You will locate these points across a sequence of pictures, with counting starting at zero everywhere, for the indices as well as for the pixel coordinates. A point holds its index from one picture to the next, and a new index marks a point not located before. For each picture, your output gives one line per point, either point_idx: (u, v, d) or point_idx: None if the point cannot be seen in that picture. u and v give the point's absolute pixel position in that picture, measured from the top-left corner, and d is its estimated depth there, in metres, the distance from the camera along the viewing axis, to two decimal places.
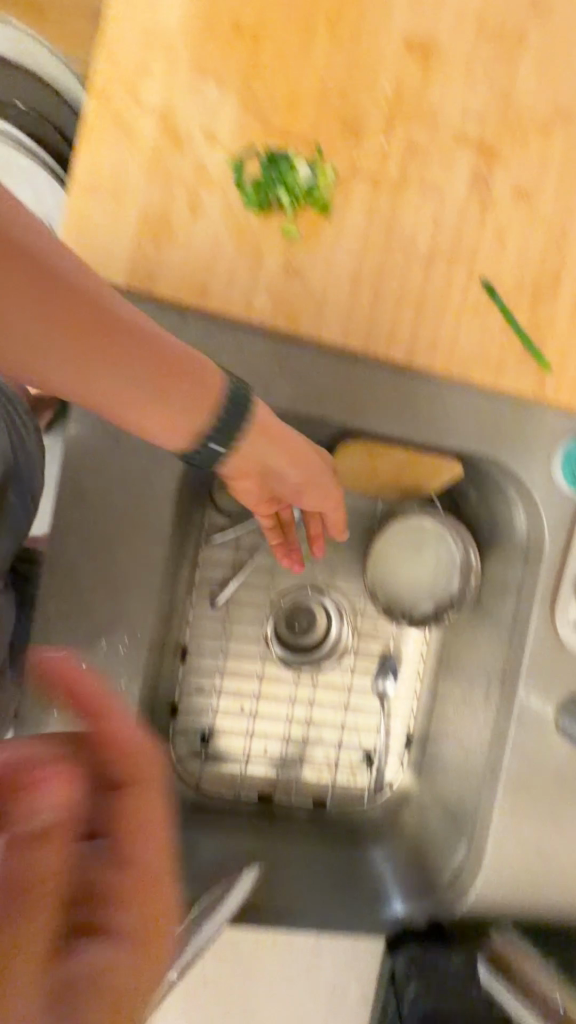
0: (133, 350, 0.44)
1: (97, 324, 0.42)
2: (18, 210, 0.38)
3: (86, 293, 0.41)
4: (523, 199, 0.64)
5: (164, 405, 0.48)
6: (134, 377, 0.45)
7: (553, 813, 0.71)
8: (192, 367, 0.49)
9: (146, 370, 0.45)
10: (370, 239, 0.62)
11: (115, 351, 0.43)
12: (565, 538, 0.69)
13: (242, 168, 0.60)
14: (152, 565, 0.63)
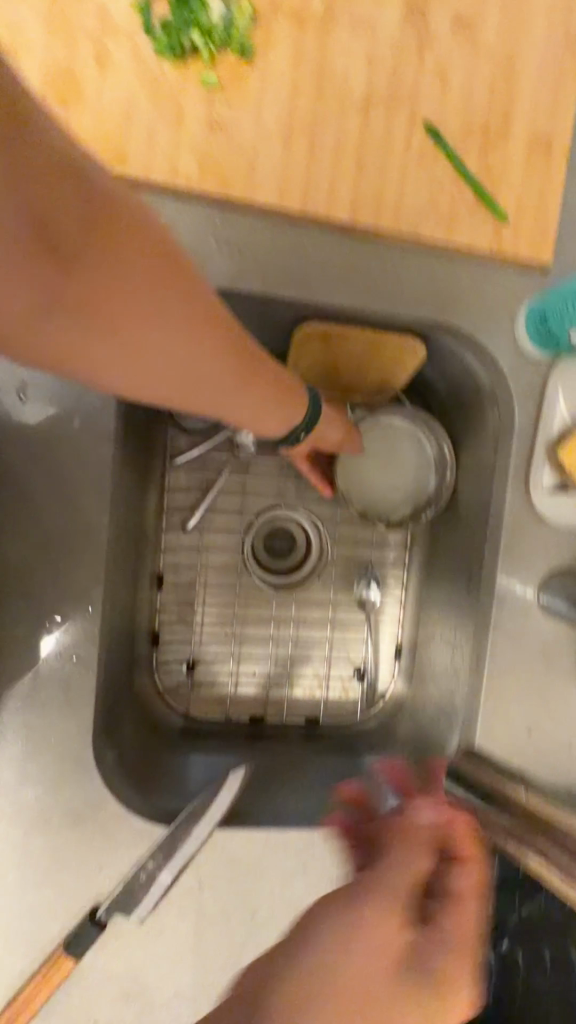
0: (243, 358, 0.42)
1: (225, 340, 0.38)
2: (152, 219, 0.32)
3: (215, 307, 0.37)
4: (464, 30, 0.59)
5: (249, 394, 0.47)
6: (186, 348, 0.36)
7: (541, 691, 0.70)
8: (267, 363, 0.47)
9: (245, 372, 0.44)
10: (299, 85, 0.57)
11: (233, 364, 0.41)
12: (536, 407, 0.65)
13: (151, 13, 0.54)
14: (101, 471, 0.63)
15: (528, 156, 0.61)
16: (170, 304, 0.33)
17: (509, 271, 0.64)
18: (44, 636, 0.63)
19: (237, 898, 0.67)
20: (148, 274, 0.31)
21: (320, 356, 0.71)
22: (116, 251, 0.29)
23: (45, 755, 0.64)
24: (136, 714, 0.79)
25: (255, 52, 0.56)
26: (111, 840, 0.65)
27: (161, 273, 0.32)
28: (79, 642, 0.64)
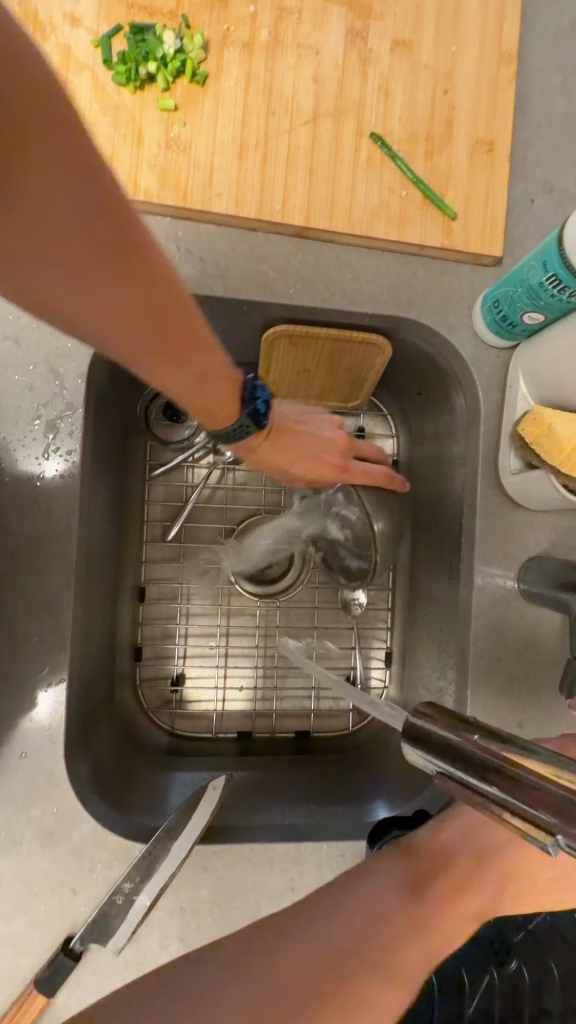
0: (146, 313, 0.39)
1: (116, 273, 0.35)
2: (62, 111, 0.27)
3: (109, 236, 0.33)
4: (403, 50, 0.63)
5: (156, 354, 0.43)
6: (93, 268, 0.34)
7: (530, 683, 0.67)
8: (193, 338, 0.43)
9: (149, 327, 0.40)
10: (250, 104, 0.61)
11: (127, 306, 0.37)
12: (499, 393, 0.67)
13: (110, 47, 0.59)
14: (73, 479, 0.63)
15: (472, 159, 0.64)
16: (75, 207, 0.30)
17: (463, 266, 0.66)
18: (15, 643, 0.62)
19: (223, 926, 0.63)
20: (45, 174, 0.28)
21: (289, 358, 0.72)
22: None
23: (14, 772, 0.61)
24: (117, 731, 0.76)
25: (208, 77, 0.60)
26: (86, 864, 0.61)
27: (68, 170, 0.29)
28: (51, 648, 0.62)
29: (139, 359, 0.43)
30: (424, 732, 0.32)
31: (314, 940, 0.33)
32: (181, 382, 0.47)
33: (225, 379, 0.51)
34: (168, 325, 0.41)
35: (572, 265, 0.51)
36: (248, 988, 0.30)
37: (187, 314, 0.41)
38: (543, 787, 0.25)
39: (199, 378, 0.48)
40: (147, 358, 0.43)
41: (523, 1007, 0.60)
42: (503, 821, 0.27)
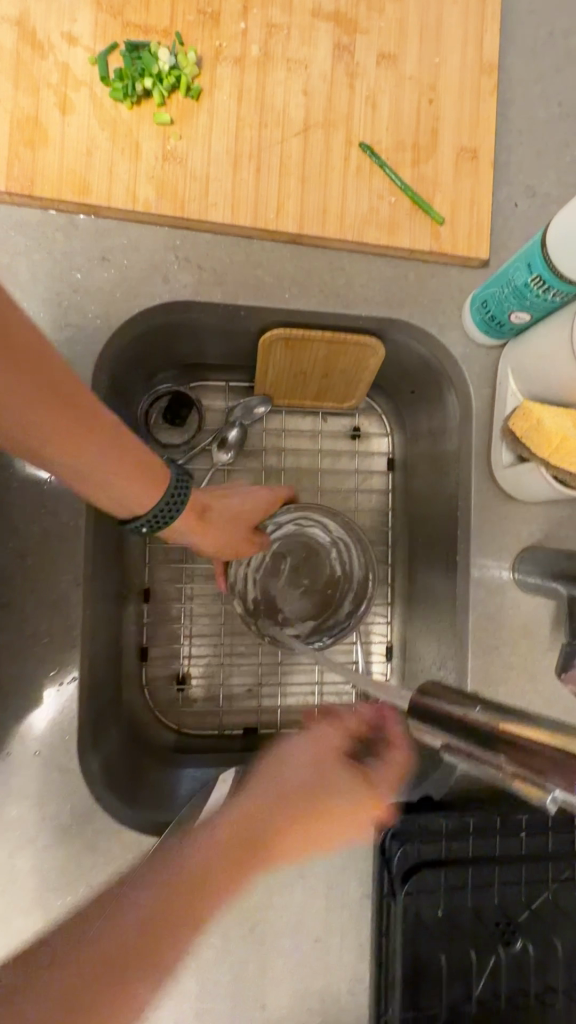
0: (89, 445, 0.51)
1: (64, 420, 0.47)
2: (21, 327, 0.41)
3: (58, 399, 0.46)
4: (388, 62, 0.66)
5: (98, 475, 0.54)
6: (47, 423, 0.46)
7: (527, 670, 0.70)
8: (127, 455, 0.55)
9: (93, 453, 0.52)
10: (243, 117, 0.64)
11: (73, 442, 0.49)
12: (490, 388, 0.69)
13: (107, 63, 0.61)
14: None
15: (458, 166, 0.67)
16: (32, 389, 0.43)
17: (452, 267, 0.69)
18: (25, 642, 0.63)
19: (235, 915, 0.64)
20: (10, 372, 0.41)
21: (285, 361, 0.74)
22: None
23: (28, 769, 0.62)
24: (125, 729, 0.77)
25: (202, 91, 0.63)
26: (100, 856, 0.63)
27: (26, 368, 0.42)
28: (60, 647, 0.64)
29: (54, 447, 0.49)
30: (429, 707, 0.33)
31: (221, 836, 0.50)
32: (99, 461, 0.53)
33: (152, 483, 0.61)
34: (68, 408, 0.47)
35: (555, 266, 0.53)
36: (175, 869, 0.45)
37: (120, 440, 0.54)
38: (542, 750, 0.27)
39: (117, 458, 0.54)
40: (63, 442, 0.49)
41: (529, 986, 0.62)
42: (507, 784, 0.29)
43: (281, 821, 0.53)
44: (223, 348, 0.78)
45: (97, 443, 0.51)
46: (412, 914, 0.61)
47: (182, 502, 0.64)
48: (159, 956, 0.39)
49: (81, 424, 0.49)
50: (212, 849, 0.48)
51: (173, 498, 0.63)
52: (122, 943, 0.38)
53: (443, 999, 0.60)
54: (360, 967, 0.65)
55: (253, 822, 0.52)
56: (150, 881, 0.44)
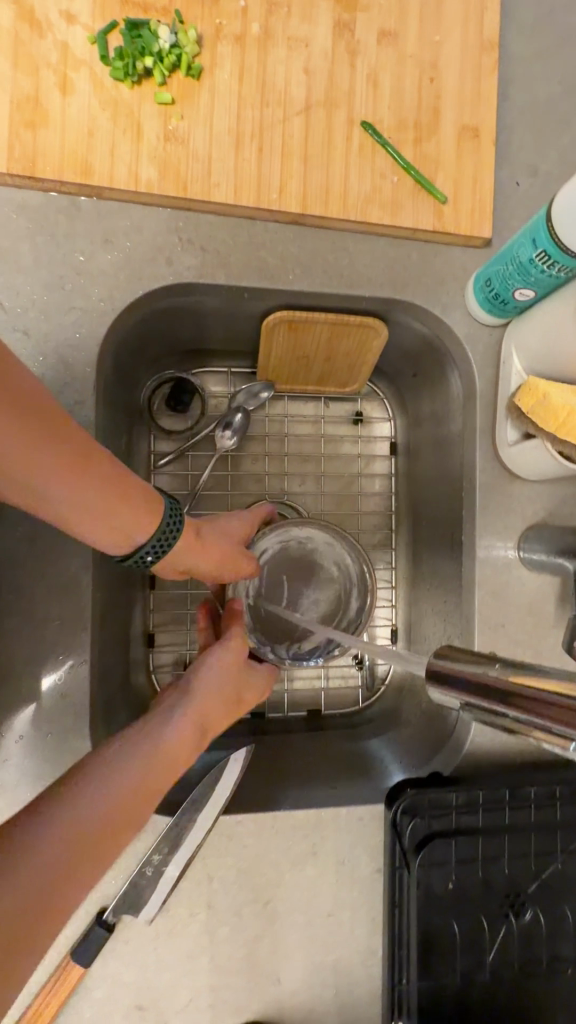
0: (77, 481, 0.46)
1: (44, 452, 0.42)
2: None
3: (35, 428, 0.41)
4: (389, 40, 0.65)
5: (95, 514, 0.49)
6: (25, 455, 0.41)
7: (533, 647, 0.70)
8: (121, 491, 0.50)
9: (83, 491, 0.46)
10: (245, 96, 0.63)
11: (60, 476, 0.44)
12: (494, 368, 0.69)
13: (106, 42, 0.60)
14: None
15: (459, 145, 0.67)
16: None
17: (455, 248, 0.69)
18: (36, 626, 0.64)
19: (249, 892, 0.65)
20: None
21: (288, 344, 0.74)
22: None
23: (41, 751, 0.63)
24: (135, 714, 0.77)
25: (203, 71, 0.62)
26: None
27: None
28: (71, 631, 0.64)
29: (33, 480, 0.43)
30: (447, 670, 0.34)
31: (137, 757, 0.44)
32: (87, 501, 0.47)
33: (143, 517, 0.53)
34: (47, 436, 0.42)
35: (560, 240, 0.54)
36: (85, 804, 0.39)
37: (112, 473, 0.48)
38: (563, 699, 0.27)
39: (112, 501, 0.49)
40: (42, 475, 0.43)
41: (539, 955, 0.63)
42: (528, 736, 0.30)
43: (191, 739, 0.49)
44: (226, 333, 0.78)
45: (84, 479, 0.46)
46: (424, 886, 0.62)
47: (175, 534, 0.56)
48: (77, 887, 0.36)
49: (63, 456, 0.43)
50: (131, 777, 0.42)
51: (164, 534, 0.55)
52: (34, 892, 0.33)
53: (455, 968, 0.61)
54: (372, 941, 0.66)
55: (168, 748, 0.47)
56: (56, 811, 0.37)
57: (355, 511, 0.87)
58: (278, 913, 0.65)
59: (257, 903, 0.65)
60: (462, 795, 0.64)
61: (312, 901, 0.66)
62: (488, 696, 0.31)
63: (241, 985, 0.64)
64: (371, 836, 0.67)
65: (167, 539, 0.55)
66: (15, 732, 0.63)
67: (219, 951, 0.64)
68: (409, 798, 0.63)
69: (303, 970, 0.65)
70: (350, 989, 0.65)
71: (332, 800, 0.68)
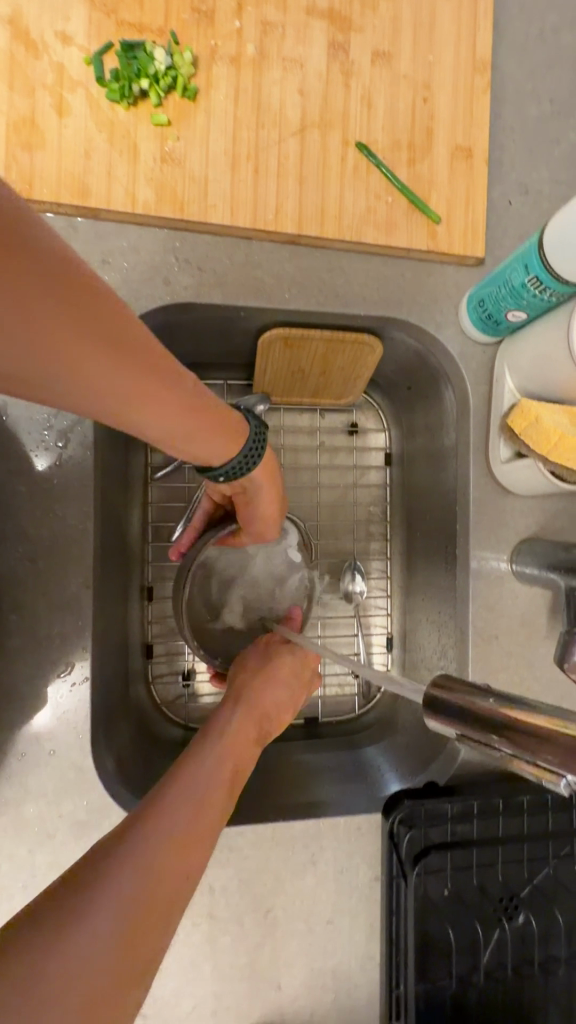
0: (189, 407, 0.44)
1: (167, 385, 0.40)
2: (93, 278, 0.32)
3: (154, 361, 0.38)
4: (382, 61, 0.66)
5: (200, 434, 0.48)
6: (151, 391, 0.39)
7: (526, 655, 0.72)
8: (214, 408, 0.49)
9: (193, 414, 0.45)
10: (240, 117, 0.64)
11: (179, 402, 0.42)
12: (487, 383, 0.71)
13: (102, 64, 0.61)
14: (85, 488, 0.66)
15: (452, 166, 0.68)
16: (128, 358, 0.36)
17: (448, 266, 0.70)
18: (38, 644, 0.64)
19: (250, 900, 0.66)
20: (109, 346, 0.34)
21: (284, 359, 0.74)
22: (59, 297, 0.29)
23: (44, 769, 0.64)
24: (135, 727, 0.78)
25: (199, 91, 0.62)
26: None
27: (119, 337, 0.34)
28: (73, 648, 0.65)
29: (156, 415, 0.41)
30: (443, 700, 0.35)
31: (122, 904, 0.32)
32: (164, 406, 0.41)
33: (225, 429, 0.51)
34: (156, 361, 0.38)
35: (551, 267, 0.55)
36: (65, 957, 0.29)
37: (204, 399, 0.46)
38: (558, 736, 0.29)
39: (209, 423, 0.48)
40: (159, 405, 0.41)
41: (532, 956, 0.65)
42: (521, 768, 0.31)
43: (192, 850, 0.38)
44: (223, 347, 0.78)
45: (174, 394, 0.41)
46: (421, 893, 0.64)
47: (258, 458, 0.56)
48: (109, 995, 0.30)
49: (162, 374, 0.39)
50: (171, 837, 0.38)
51: (250, 454, 0.55)
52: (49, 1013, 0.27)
53: (451, 972, 0.64)
54: (370, 945, 0.68)
55: (165, 879, 0.35)
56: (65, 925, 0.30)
57: (350, 521, 0.88)
58: (278, 921, 0.66)
59: (258, 912, 0.66)
60: (457, 801, 0.66)
61: (312, 908, 0.67)
62: (484, 730, 0.32)
63: (242, 989, 0.65)
64: (369, 843, 0.68)
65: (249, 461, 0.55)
66: (17, 750, 0.63)
67: (220, 959, 0.65)
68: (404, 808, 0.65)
69: (302, 975, 0.66)
70: (349, 993, 0.67)
71: (329, 809, 0.69)
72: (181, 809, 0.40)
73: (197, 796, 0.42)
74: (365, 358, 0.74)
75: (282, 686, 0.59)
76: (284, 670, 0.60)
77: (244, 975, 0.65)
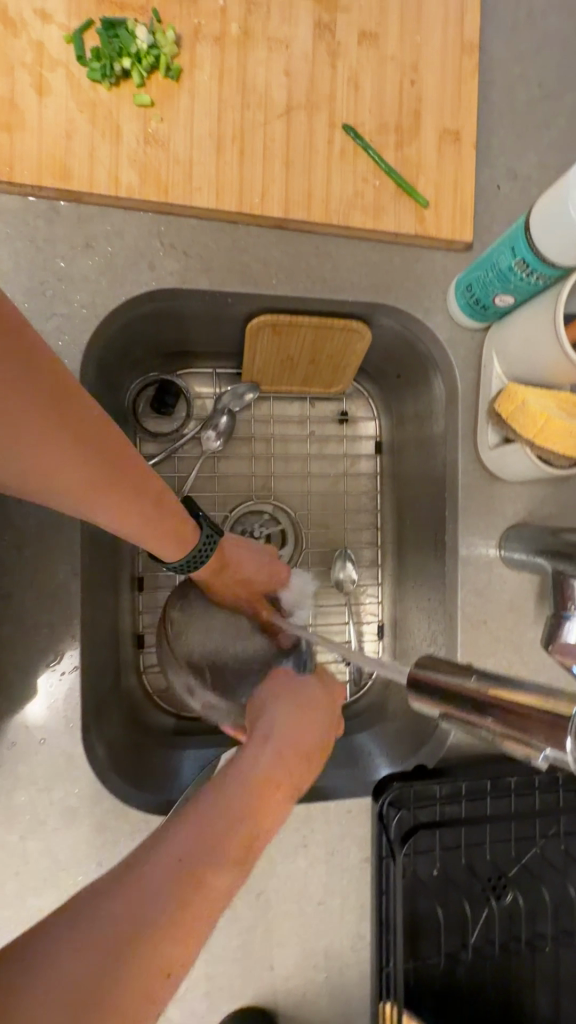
0: (151, 511, 0.50)
1: (136, 490, 0.47)
2: (87, 405, 0.41)
3: (129, 469, 0.46)
4: (369, 41, 0.65)
5: (159, 534, 0.53)
6: (120, 493, 0.46)
7: (514, 642, 0.73)
8: (180, 519, 0.54)
9: (153, 518, 0.51)
10: (225, 98, 0.63)
11: (142, 506, 0.49)
12: (476, 370, 0.71)
13: (83, 43, 0.59)
14: None
15: (440, 149, 0.67)
16: (105, 463, 0.44)
17: (437, 251, 0.70)
18: (27, 632, 0.64)
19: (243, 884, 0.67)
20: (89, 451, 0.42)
21: (272, 346, 0.74)
22: (59, 413, 0.39)
23: (34, 757, 0.64)
24: (126, 716, 0.78)
25: (182, 71, 0.61)
26: (109, 835, 0.65)
27: (99, 446, 0.42)
28: (61, 637, 0.65)
29: (119, 511, 0.48)
30: (426, 679, 0.35)
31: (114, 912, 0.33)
32: (114, 501, 0.47)
33: (176, 536, 0.55)
34: (127, 471, 0.46)
35: (538, 251, 0.55)
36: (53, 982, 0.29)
37: (168, 509, 0.52)
38: (541, 713, 0.29)
39: (168, 528, 0.53)
40: (123, 504, 0.47)
41: (520, 933, 0.66)
42: (503, 745, 0.32)
43: (204, 877, 0.36)
44: (210, 335, 0.78)
45: (138, 498, 0.48)
46: (410, 874, 0.65)
47: (210, 550, 0.58)
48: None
49: (131, 482, 0.47)
50: (173, 873, 0.35)
51: (200, 550, 0.57)
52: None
53: (440, 950, 0.65)
54: (361, 926, 0.69)
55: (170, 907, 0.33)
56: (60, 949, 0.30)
57: (341, 509, 0.88)
58: (270, 904, 0.67)
59: (250, 896, 0.67)
60: (447, 784, 0.67)
61: (304, 891, 0.68)
62: (467, 709, 0.33)
63: (235, 971, 0.66)
64: (360, 827, 0.69)
65: (198, 557, 0.57)
66: (8, 738, 0.63)
67: (213, 942, 0.66)
68: (394, 791, 0.66)
69: (294, 956, 0.67)
70: (341, 972, 0.68)
71: (320, 794, 0.70)
72: (189, 839, 0.37)
73: (207, 836, 0.38)
74: (354, 345, 0.74)
75: (317, 726, 0.49)
76: (314, 705, 0.50)
77: (237, 956, 0.66)
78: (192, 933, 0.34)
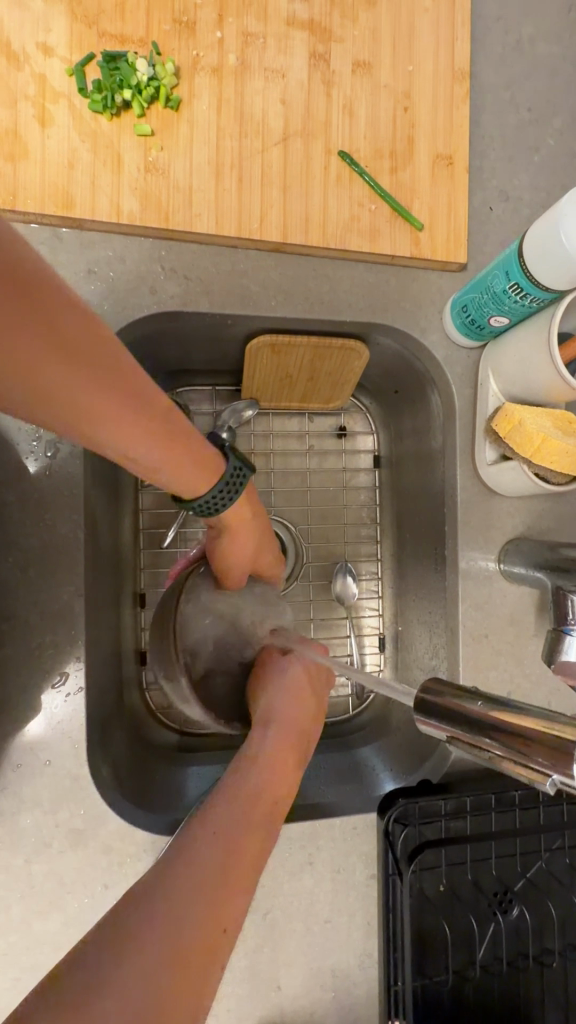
0: (159, 429, 0.45)
1: (138, 405, 0.42)
2: (63, 295, 0.35)
3: (124, 376, 0.40)
4: (363, 71, 0.67)
5: (172, 457, 0.48)
6: (119, 408, 0.41)
7: (515, 655, 0.73)
8: (191, 438, 0.50)
9: (162, 438, 0.46)
10: (223, 128, 0.64)
11: (148, 425, 0.44)
12: (472, 387, 0.72)
13: (84, 76, 0.61)
14: (75, 499, 0.66)
15: (434, 173, 0.69)
16: (95, 371, 0.38)
17: (432, 271, 0.71)
18: (32, 653, 0.65)
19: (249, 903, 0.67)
20: (74, 357, 0.36)
21: (271, 365, 0.75)
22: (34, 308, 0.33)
23: (40, 778, 0.64)
24: (130, 734, 0.78)
25: (181, 102, 0.63)
26: (115, 855, 0.65)
27: (84, 351, 0.37)
28: (66, 658, 0.65)
29: (124, 433, 0.43)
30: (433, 701, 0.35)
31: (157, 941, 0.32)
32: (112, 412, 0.41)
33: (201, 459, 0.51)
34: (123, 380, 0.40)
35: (531, 274, 0.56)
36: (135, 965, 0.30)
37: (176, 427, 0.47)
38: (548, 739, 0.30)
39: (180, 450, 0.49)
40: (126, 422, 0.42)
41: (526, 948, 0.67)
42: (509, 769, 0.32)
43: (242, 840, 0.39)
44: (210, 354, 0.79)
45: (143, 414, 0.43)
46: (417, 890, 0.66)
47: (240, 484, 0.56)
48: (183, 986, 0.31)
49: (130, 394, 0.41)
50: (216, 843, 0.38)
51: (229, 485, 0.55)
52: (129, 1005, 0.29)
53: (448, 967, 0.65)
54: (368, 943, 0.68)
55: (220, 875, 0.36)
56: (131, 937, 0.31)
57: (341, 524, 0.89)
58: (276, 922, 0.67)
59: (256, 915, 0.67)
60: (451, 800, 0.67)
61: (310, 909, 0.68)
62: (473, 732, 0.33)
63: (241, 991, 0.66)
64: (365, 843, 0.69)
65: (225, 493, 0.55)
66: (12, 761, 0.63)
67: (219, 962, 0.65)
68: (399, 808, 0.66)
69: (301, 976, 0.67)
70: (349, 992, 0.68)
71: (325, 810, 0.70)
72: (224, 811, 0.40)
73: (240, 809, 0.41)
74: (352, 363, 0.75)
75: (310, 691, 0.54)
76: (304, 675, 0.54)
77: (243, 976, 0.66)
78: (238, 913, 0.36)
